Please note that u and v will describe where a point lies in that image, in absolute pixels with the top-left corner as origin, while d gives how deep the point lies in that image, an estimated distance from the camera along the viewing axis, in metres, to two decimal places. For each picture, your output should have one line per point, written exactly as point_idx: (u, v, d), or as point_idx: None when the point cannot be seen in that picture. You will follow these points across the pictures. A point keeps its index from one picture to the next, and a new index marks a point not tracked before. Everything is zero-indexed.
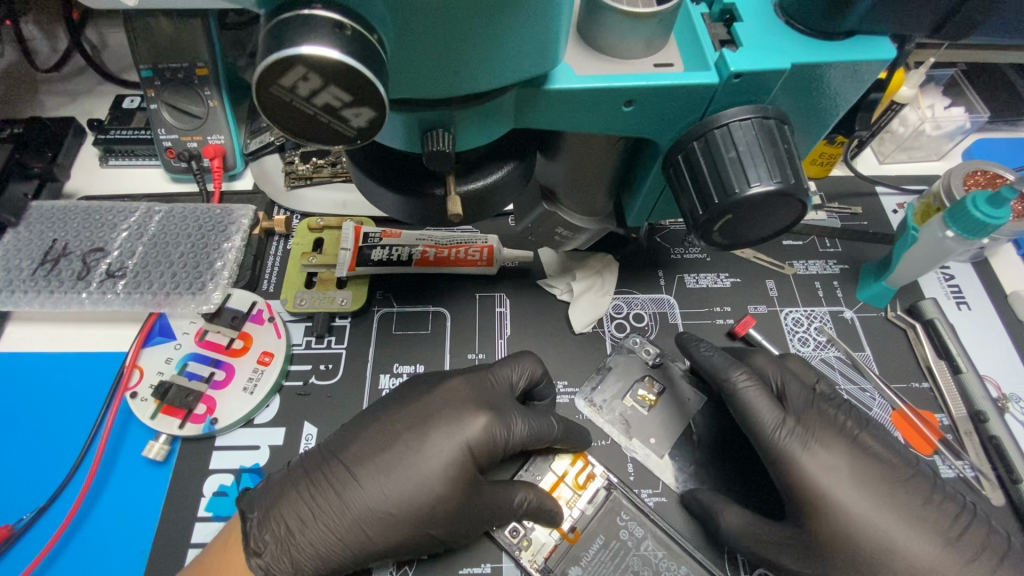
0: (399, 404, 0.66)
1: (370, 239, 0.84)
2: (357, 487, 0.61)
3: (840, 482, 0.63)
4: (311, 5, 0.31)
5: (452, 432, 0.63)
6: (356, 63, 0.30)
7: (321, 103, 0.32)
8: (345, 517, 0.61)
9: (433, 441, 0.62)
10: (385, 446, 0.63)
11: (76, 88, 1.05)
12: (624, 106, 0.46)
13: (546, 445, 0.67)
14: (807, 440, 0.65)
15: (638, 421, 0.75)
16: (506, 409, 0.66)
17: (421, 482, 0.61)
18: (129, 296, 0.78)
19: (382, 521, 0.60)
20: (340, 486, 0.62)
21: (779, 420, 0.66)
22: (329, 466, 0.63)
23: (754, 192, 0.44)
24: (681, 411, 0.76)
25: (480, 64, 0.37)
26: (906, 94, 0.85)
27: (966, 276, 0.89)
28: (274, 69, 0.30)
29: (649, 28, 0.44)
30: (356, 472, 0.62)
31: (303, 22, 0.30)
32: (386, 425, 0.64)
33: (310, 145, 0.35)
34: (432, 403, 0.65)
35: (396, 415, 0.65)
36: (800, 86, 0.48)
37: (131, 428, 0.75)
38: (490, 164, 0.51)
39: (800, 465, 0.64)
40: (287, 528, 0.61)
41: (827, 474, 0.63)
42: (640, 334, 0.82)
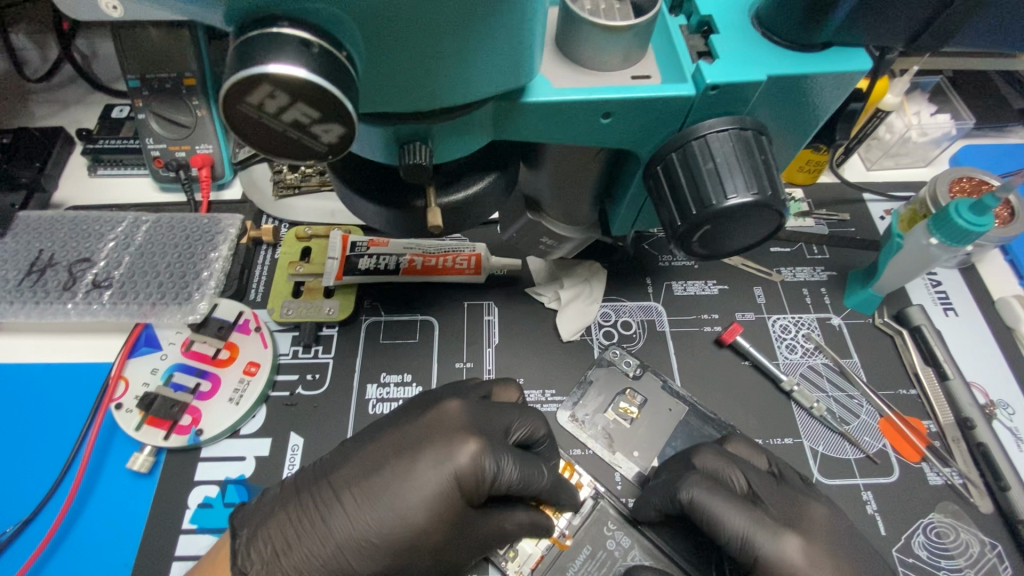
0: (396, 425, 0.63)
1: (356, 249, 0.83)
2: (341, 514, 0.58)
3: (816, 563, 0.60)
4: (279, 22, 0.31)
5: (439, 461, 0.58)
6: (322, 81, 0.30)
7: (289, 119, 0.32)
8: (328, 543, 0.58)
9: (420, 471, 0.58)
10: (372, 471, 0.60)
11: (65, 98, 1.05)
12: (602, 118, 0.47)
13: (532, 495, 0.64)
14: (778, 530, 0.61)
15: (621, 435, 0.76)
16: (499, 446, 0.61)
17: (404, 513, 0.57)
18: (114, 307, 0.78)
19: (364, 549, 0.58)
20: (325, 510, 0.59)
21: (749, 519, 0.61)
22: (316, 488, 0.61)
23: (731, 203, 0.44)
24: (667, 420, 0.77)
25: (452, 77, 0.38)
26: (890, 102, 0.86)
27: (953, 282, 0.90)
28: (240, 86, 0.30)
29: (625, 41, 0.45)
30: (341, 495, 0.59)
31: (269, 40, 0.30)
32: (375, 449, 0.61)
33: (282, 161, 0.35)
34: (423, 429, 0.61)
35: (386, 439, 0.61)
36: (778, 97, 0.48)
37: (117, 439, 0.74)
38: (471, 175, 0.51)
39: (781, 552, 0.60)
40: (273, 548, 0.59)
41: (802, 556, 0.60)
42: (619, 347, 0.82)
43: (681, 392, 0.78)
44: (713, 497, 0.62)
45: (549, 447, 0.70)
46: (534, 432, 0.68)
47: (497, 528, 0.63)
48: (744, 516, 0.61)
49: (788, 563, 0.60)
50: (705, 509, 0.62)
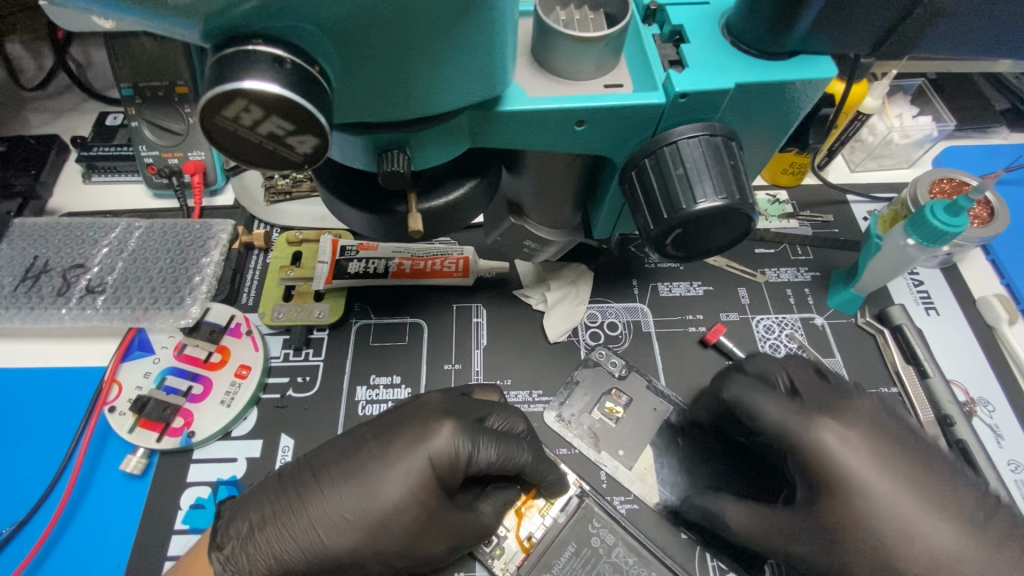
0: (378, 415, 0.64)
1: (346, 252, 0.85)
2: (318, 492, 0.58)
3: (850, 445, 0.63)
4: (253, 41, 0.32)
5: (415, 442, 0.59)
6: (295, 95, 0.31)
7: (265, 132, 0.34)
8: (303, 518, 0.58)
9: (395, 451, 0.59)
10: (351, 453, 0.60)
11: (59, 106, 1.06)
12: (576, 126, 0.48)
13: (513, 471, 0.64)
14: (811, 419, 0.65)
15: (607, 434, 0.76)
16: (476, 429, 0.62)
17: (377, 489, 0.57)
18: (109, 312, 0.79)
19: (337, 525, 0.57)
20: (304, 490, 0.59)
21: (785, 410, 0.66)
22: (298, 474, 0.60)
23: (700, 208, 0.46)
24: (652, 420, 0.78)
25: (427, 87, 0.39)
26: (870, 105, 0.87)
27: (934, 281, 0.91)
28: (215, 101, 0.31)
29: (597, 51, 0.46)
30: (320, 476, 0.59)
31: (244, 57, 0.31)
32: (358, 434, 0.62)
33: (259, 171, 0.37)
34: (405, 413, 0.63)
35: (368, 425, 0.63)
36: (746, 105, 0.49)
37: (110, 443, 0.75)
38: (451, 181, 0.52)
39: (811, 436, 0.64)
40: (249, 524, 0.58)
41: (837, 439, 0.63)
42: (605, 347, 0.83)
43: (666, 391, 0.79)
44: (754, 392, 0.68)
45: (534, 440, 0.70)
46: (512, 427, 0.69)
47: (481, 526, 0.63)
48: (780, 407, 0.66)
49: (822, 447, 0.63)
50: (746, 403, 0.68)
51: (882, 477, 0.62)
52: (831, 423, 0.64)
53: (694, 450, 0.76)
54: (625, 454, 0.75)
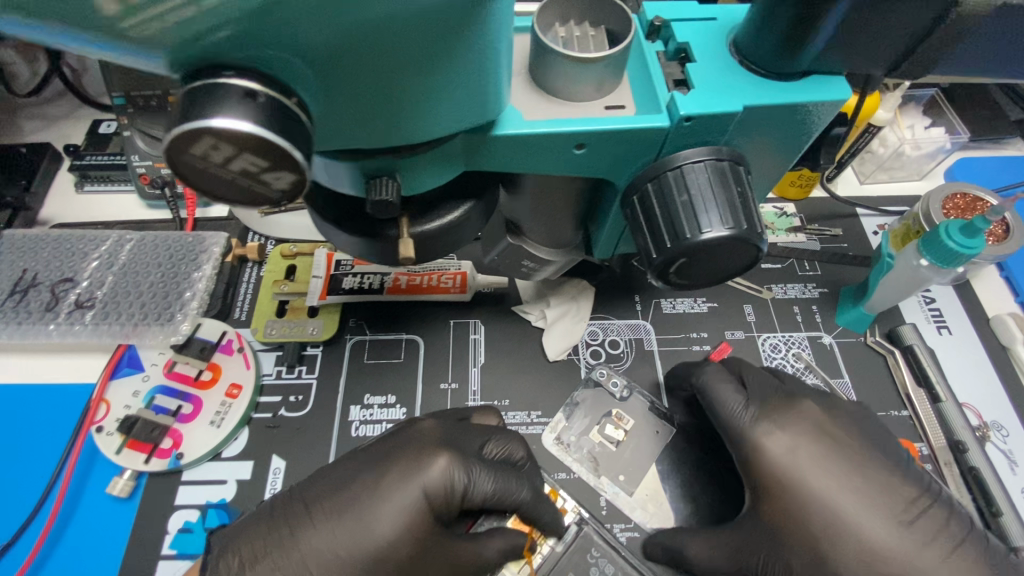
0: (370, 443, 0.62)
1: (341, 267, 0.85)
2: (309, 526, 0.56)
3: (797, 450, 0.63)
4: (224, 72, 0.30)
5: (410, 474, 0.57)
6: (269, 132, 0.30)
7: (237, 169, 0.32)
8: (294, 555, 0.55)
9: (389, 484, 0.57)
10: (342, 485, 0.58)
11: (52, 113, 1.05)
12: (575, 150, 0.46)
13: (510, 508, 0.63)
14: (764, 422, 0.65)
15: (607, 458, 0.74)
16: (471, 457, 0.61)
17: (370, 526, 0.55)
18: (97, 328, 0.78)
19: (329, 564, 0.55)
20: (295, 524, 0.57)
21: (745, 408, 0.67)
22: (289, 506, 0.58)
23: (705, 238, 0.43)
24: (651, 443, 0.75)
25: (416, 114, 0.37)
26: (882, 118, 0.85)
27: (947, 299, 0.88)
28: (182, 138, 0.29)
29: (598, 71, 0.44)
30: (311, 510, 0.57)
31: (210, 91, 0.30)
32: (350, 464, 0.60)
33: (234, 208, 0.35)
34: (400, 441, 0.61)
35: (361, 454, 0.61)
36: (755, 127, 0.47)
37: (97, 463, 0.73)
38: (445, 204, 0.50)
39: (766, 446, 0.64)
40: (240, 560, 0.56)
41: (783, 448, 0.64)
42: (606, 366, 0.81)
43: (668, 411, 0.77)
44: (721, 385, 0.68)
45: (532, 468, 0.68)
46: (511, 454, 0.67)
47: (477, 559, 0.60)
48: (744, 403, 0.67)
49: (768, 456, 0.64)
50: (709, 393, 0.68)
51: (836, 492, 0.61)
52: (778, 434, 0.64)
53: (697, 476, 0.73)
54: (625, 480, 0.73)
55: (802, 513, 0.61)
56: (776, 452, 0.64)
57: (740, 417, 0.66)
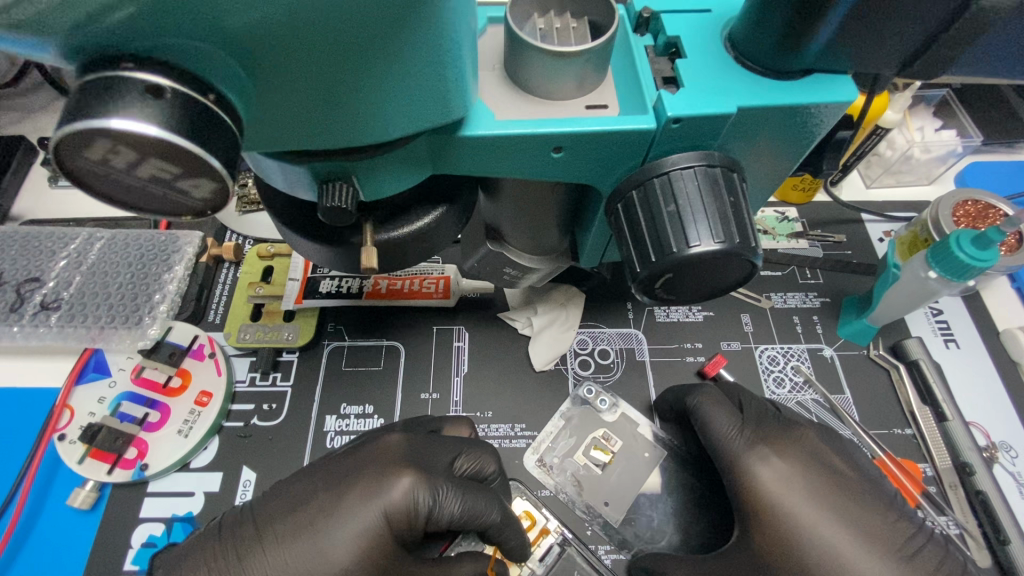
0: (331, 459, 0.59)
1: (318, 270, 0.81)
2: (259, 552, 0.52)
3: (790, 481, 0.60)
4: (125, 64, 0.26)
5: (369, 495, 0.55)
6: (177, 139, 0.26)
7: (146, 174, 0.29)
8: None
9: (348, 505, 0.54)
10: (298, 506, 0.55)
11: (30, 104, 1.01)
12: (552, 153, 0.42)
13: (479, 528, 0.60)
14: (760, 450, 0.61)
15: (592, 482, 0.70)
16: (437, 474, 0.58)
17: (325, 551, 0.52)
18: (62, 330, 0.74)
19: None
20: (242, 548, 0.53)
21: (736, 431, 0.63)
22: (238, 527, 0.55)
23: (694, 252, 0.39)
24: (643, 471, 0.71)
25: (366, 112, 0.33)
26: (891, 118, 0.80)
27: (955, 312, 0.84)
28: (74, 140, 0.26)
29: (578, 66, 0.40)
30: (263, 533, 0.54)
31: (106, 85, 0.26)
32: (308, 481, 0.57)
33: (149, 214, 0.32)
34: (361, 459, 0.58)
35: (320, 472, 0.57)
36: (751, 130, 0.43)
37: (59, 473, 0.70)
38: (415, 210, 0.46)
39: (756, 476, 0.60)
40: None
41: (776, 481, 0.60)
42: (594, 381, 0.77)
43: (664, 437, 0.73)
44: (716, 408, 0.65)
45: (502, 484, 0.66)
46: (482, 469, 0.64)
47: None
48: (736, 427, 0.64)
49: (761, 487, 0.60)
50: (701, 415, 0.65)
51: (833, 528, 0.58)
52: (769, 464, 0.61)
53: (686, 495, 0.70)
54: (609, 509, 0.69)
55: (793, 544, 0.58)
56: (765, 483, 0.60)
57: (730, 443, 0.63)
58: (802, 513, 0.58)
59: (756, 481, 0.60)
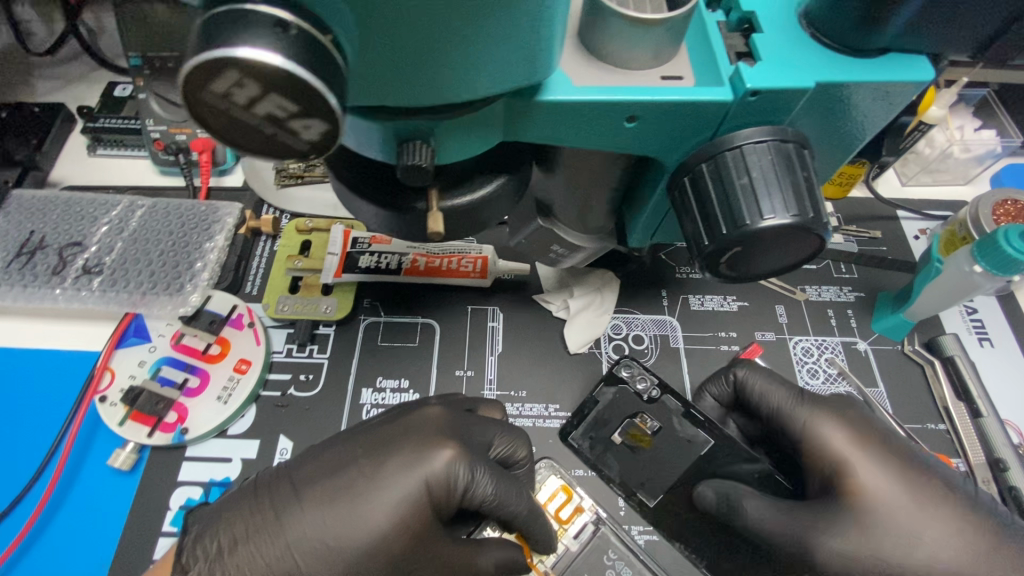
0: (369, 427, 0.58)
1: (358, 245, 0.80)
2: (297, 512, 0.53)
3: (863, 434, 0.59)
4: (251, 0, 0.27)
5: (410, 465, 0.54)
6: (303, 73, 0.27)
7: (263, 112, 0.29)
8: (278, 542, 0.52)
9: (388, 472, 0.54)
10: (337, 470, 0.55)
11: (68, 73, 1.02)
12: (626, 122, 0.42)
13: (505, 518, 0.59)
14: (821, 407, 0.61)
15: (626, 466, 0.70)
16: (476, 453, 0.58)
17: (365, 515, 0.52)
18: (105, 295, 0.75)
19: (316, 553, 0.52)
20: (281, 506, 0.53)
21: (791, 397, 0.64)
22: (276, 485, 0.55)
23: (766, 225, 0.39)
24: (685, 454, 0.69)
25: (460, 68, 0.33)
26: (936, 114, 0.80)
27: (990, 311, 0.84)
28: (205, 70, 0.26)
29: (656, 36, 0.40)
30: (302, 493, 0.54)
31: (239, 18, 0.27)
32: (346, 446, 0.56)
33: (254, 158, 0.32)
34: (400, 428, 0.57)
35: (359, 437, 0.57)
36: (822, 107, 0.43)
37: (99, 434, 0.71)
38: (478, 178, 0.47)
39: (817, 432, 0.60)
40: (219, 546, 0.53)
41: (849, 436, 0.58)
42: (631, 362, 0.75)
43: (710, 423, 0.69)
44: (764, 377, 0.66)
45: (530, 471, 0.65)
46: (513, 453, 0.64)
47: (477, 554, 0.58)
48: (790, 393, 0.64)
49: (833, 443, 0.58)
50: (754, 387, 0.66)
51: (911, 475, 0.56)
52: (829, 424, 0.60)
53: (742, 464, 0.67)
54: (645, 491, 0.68)
55: (877, 500, 0.55)
56: (821, 439, 0.59)
57: (778, 407, 0.64)
58: (864, 468, 0.56)
59: (814, 439, 0.60)
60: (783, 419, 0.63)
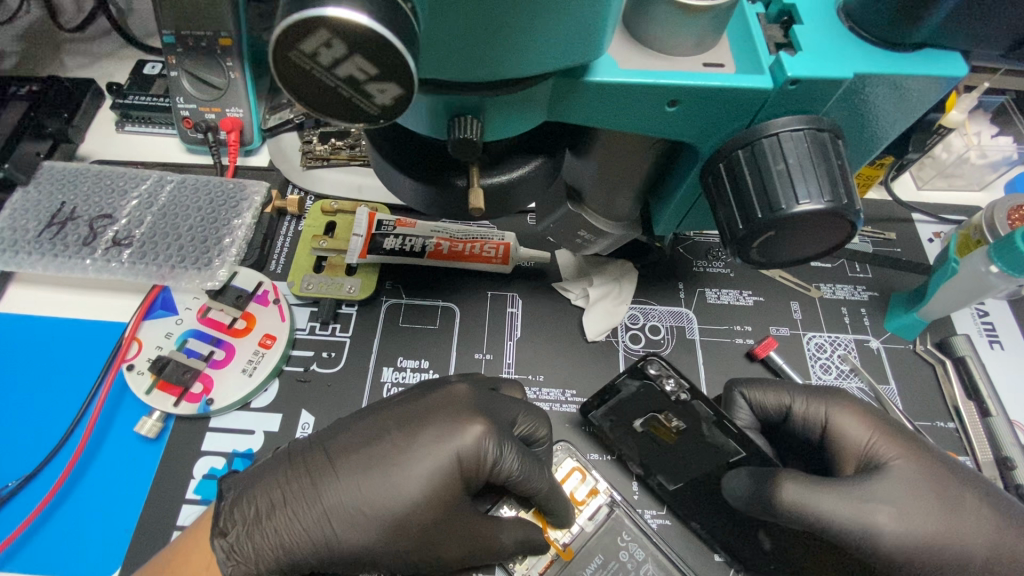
0: (396, 402, 0.59)
1: (382, 227, 0.82)
2: (332, 480, 0.54)
3: (872, 410, 0.62)
4: None
5: (440, 438, 0.56)
6: (384, 30, 0.28)
7: (343, 74, 0.30)
8: (315, 507, 0.54)
9: (420, 444, 0.55)
10: (369, 441, 0.56)
11: (97, 50, 1.03)
12: (667, 106, 0.43)
13: (528, 495, 0.61)
14: (829, 395, 0.64)
15: (649, 451, 0.67)
16: (504, 431, 0.59)
17: (398, 486, 0.54)
18: (133, 267, 0.76)
19: (351, 520, 0.54)
20: (315, 474, 0.55)
21: (800, 395, 0.64)
22: (310, 454, 0.56)
23: (802, 210, 0.41)
24: (710, 456, 0.64)
25: (520, 43, 0.35)
26: (955, 118, 0.80)
27: (1001, 314, 0.85)
28: (296, 30, 0.28)
29: (701, 23, 0.41)
30: (336, 463, 0.55)
31: None
32: (378, 419, 0.57)
33: (328, 122, 0.33)
34: (429, 404, 0.58)
35: (389, 411, 0.58)
36: (858, 99, 0.45)
37: (125, 402, 0.72)
38: (517, 159, 0.48)
39: (838, 420, 0.62)
40: (256, 510, 0.54)
41: (863, 416, 0.61)
42: (659, 357, 0.65)
43: (745, 435, 0.61)
44: (764, 387, 0.66)
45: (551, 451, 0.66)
46: (535, 432, 0.65)
47: (498, 529, 0.59)
48: (799, 392, 0.65)
49: (853, 420, 0.61)
50: (761, 397, 0.66)
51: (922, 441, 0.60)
52: (847, 411, 0.62)
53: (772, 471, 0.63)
54: (665, 474, 0.67)
55: (908, 464, 0.58)
56: (842, 427, 0.61)
57: (792, 406, 0.64)
58: (889, 444, 0.59)
59: (837, 426, 0.62)
60: (801, 416, 0.64)
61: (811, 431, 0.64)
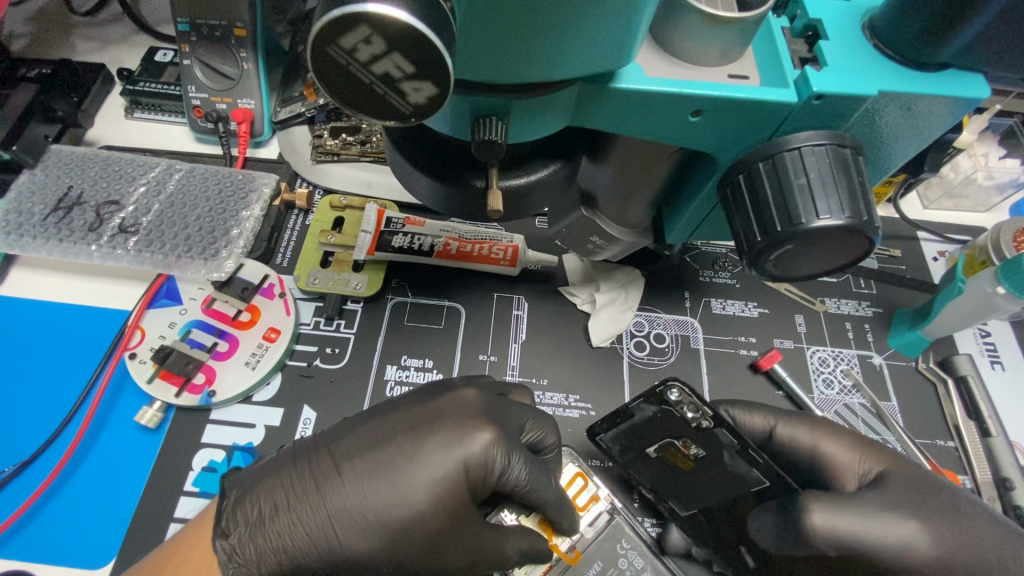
0: (403, 405, 0.59)
1: (392, 225, 0.80)
2: (339, 485, 0.54)
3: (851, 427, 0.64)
4: None
5: (448, 445, 0.55)
6: (424, 28, 0.28)
7: (379, 71, 0.31)
8: (320, 511, 0.54)
9: (427, 452, 0.55)
10: (376, 445, 0.56)
11: (108, 35, 1.02)
12: (691, 116, 0.43)
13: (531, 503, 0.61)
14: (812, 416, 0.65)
15: (665, 477, 0.66)
16: (512, 439, 0.58)
17: (404, 493, 0.54)
18: (139, 254, 0.76)
19: (357, 525, 0.53)
20: (321, 478, 0.55)
21: (778, 416, 0.65)
22: (315, 456, 0.56)
23: (821, 224, 0.41)
24: (731, 483, 0.60)
25: (553, 46, 0.35)
26: (966, 138, 0.80)
27: (1003, 335, 0.85)
28: (335, 25, 0.28)
29: (729, 35, 0.41)
30: (342, 467, 0.55)
31: None
32: (385, 423, 0.57)
33: (359, 118, 0.33)
34: (437, 409, 0.58)
35: (396, 414, 0.58)
36: (880, 117, 0.45)
37: (126, 390, 0.72)
38: (536, 161, 0.48)
39: (821, 438, 0.62)
40: (259, 512, 0.54)
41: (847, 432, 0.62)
42: (680, 382, 0.60)
43: (771, 467, 0.55)
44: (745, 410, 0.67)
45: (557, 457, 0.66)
46: (543, 439, 0.64)
47: (500, 536, 0.58)
48: (777, 413, 0.65)
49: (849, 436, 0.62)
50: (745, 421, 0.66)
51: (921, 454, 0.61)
52: (831, 433, 0.62)
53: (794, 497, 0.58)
54: (677, 500, 0.66)
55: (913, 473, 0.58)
56: (825, 446, 0.62)
57: (776, 426, 0.65)
58: (875, 459, 0.60)
59: (820, 444, 0.62)
60: (786, 437, 0.64)
61: (798, 451, 0.63)
